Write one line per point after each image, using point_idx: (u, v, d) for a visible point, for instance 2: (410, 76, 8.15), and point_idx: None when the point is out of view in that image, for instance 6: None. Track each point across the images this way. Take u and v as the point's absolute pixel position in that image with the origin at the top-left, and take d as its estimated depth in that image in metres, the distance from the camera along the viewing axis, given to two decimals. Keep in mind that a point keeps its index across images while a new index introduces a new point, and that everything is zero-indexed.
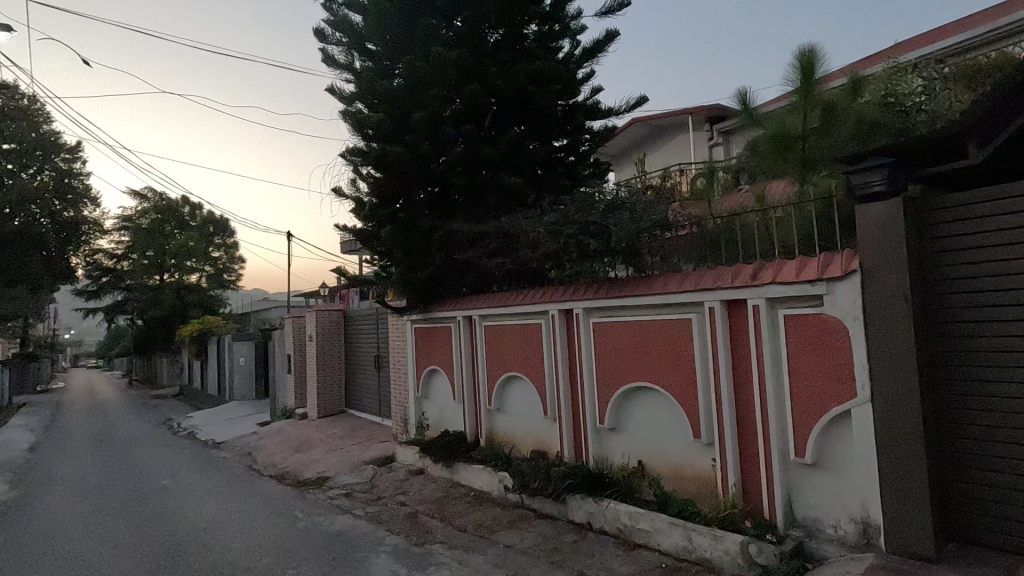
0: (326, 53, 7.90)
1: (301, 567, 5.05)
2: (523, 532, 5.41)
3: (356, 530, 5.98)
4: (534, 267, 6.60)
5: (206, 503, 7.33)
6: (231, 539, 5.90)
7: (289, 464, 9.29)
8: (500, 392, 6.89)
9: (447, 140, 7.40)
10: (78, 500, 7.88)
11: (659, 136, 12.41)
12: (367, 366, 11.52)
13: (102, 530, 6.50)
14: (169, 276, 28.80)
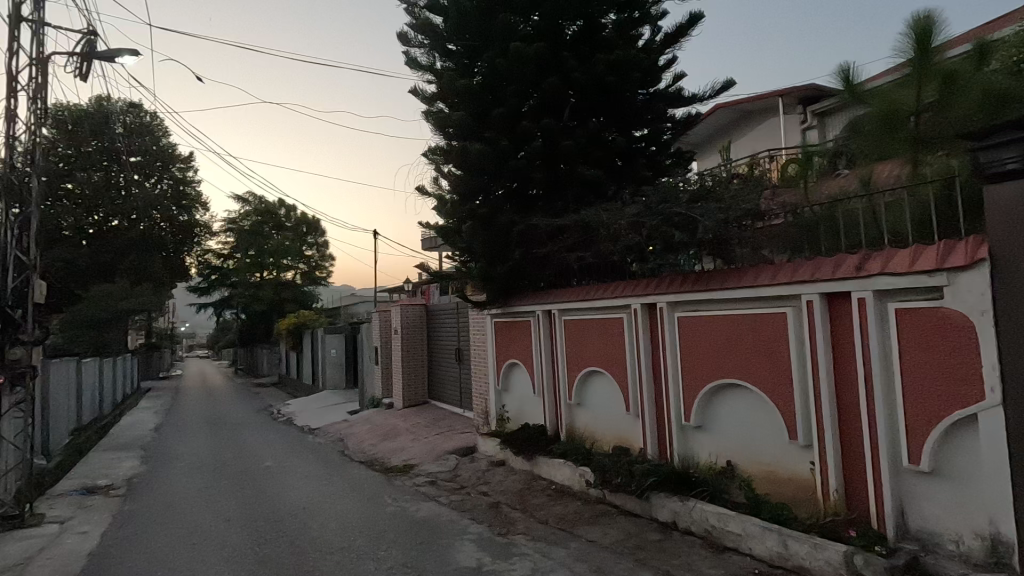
0: (409, 55, 8.13)
1: (390, 550, 5.27)
2: (605, 528, 5.36)
3: (441, 518, 6.17)
4: (615, 260, 6.49)
5: (305, 485, 7.86)
6: (328, 519, 6.29)
7: (377, 451, 9.76)
8: (581, 387, 6.85)
9: (526, 134, 7.41)
10: (196, 477, 8.72)
11: (746, 121, 11.77)
12: (449, 359, 11.86)
13: (216, 504, 7.15)
14: (268, 273, 31.12)
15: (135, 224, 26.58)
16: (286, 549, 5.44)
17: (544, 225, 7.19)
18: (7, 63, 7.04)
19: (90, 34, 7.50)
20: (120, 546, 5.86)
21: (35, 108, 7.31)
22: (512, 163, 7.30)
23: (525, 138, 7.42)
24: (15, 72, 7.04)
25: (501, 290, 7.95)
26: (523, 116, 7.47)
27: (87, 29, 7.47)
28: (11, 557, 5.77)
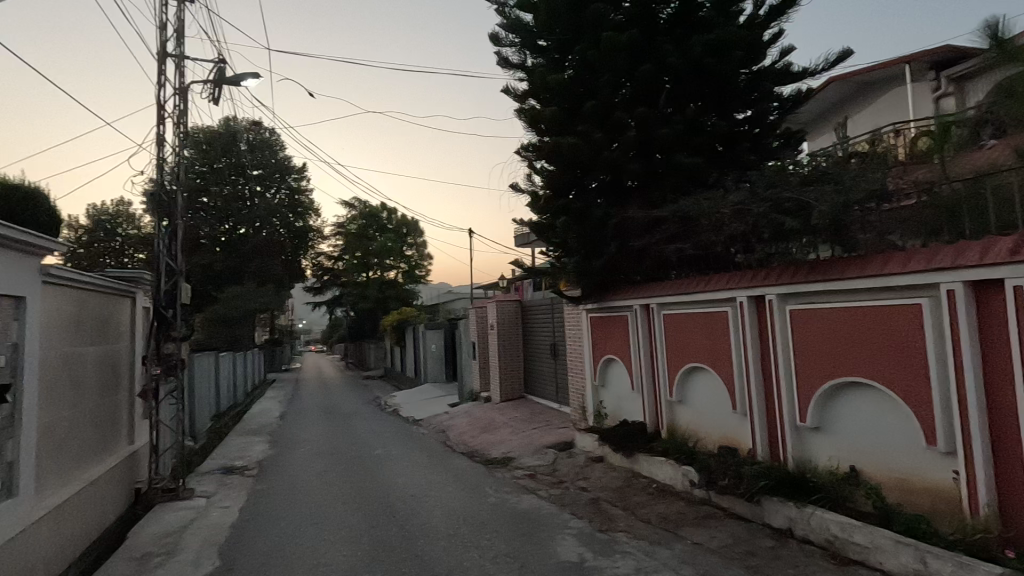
0: (500, 55, 8.20)
1: (493, 539, 5.41)
2: (712, 531, 5.13)
3: (541, 511, 6.23)
4: (718, 251, 6.18)
5: (411, 473, 8.29)
6: (433, 507, 6.58)
7: (477, 443, 10.06)
8: (682, 384, 6.61)
9: (620, 125, 7.24)
10: (316, 461, 9.51)
11: (865, 94, 10.71)
12: (545, 354, 11.95)
13: (334, 487, 7.75)
14: (373, 273, 33.12)
15: (258, 231, 29.41)
16: (396, 533, 5.77)
17: (640, 217, 7.01)
18: (156, 94, 8.06)
19: (219, 63, 8.39)
20: (255, 521, 6.53)
21: (179, 132, 8.31)
22: (606, 155, 7.17)
23: (618, 129, 7.26)
24: (163, 101, 8.05)
25: (597, 284, 7.85)
26: (616, 106, 7.32)
27: (217, 58, 8.35)
28: (170, 525, 6.63)
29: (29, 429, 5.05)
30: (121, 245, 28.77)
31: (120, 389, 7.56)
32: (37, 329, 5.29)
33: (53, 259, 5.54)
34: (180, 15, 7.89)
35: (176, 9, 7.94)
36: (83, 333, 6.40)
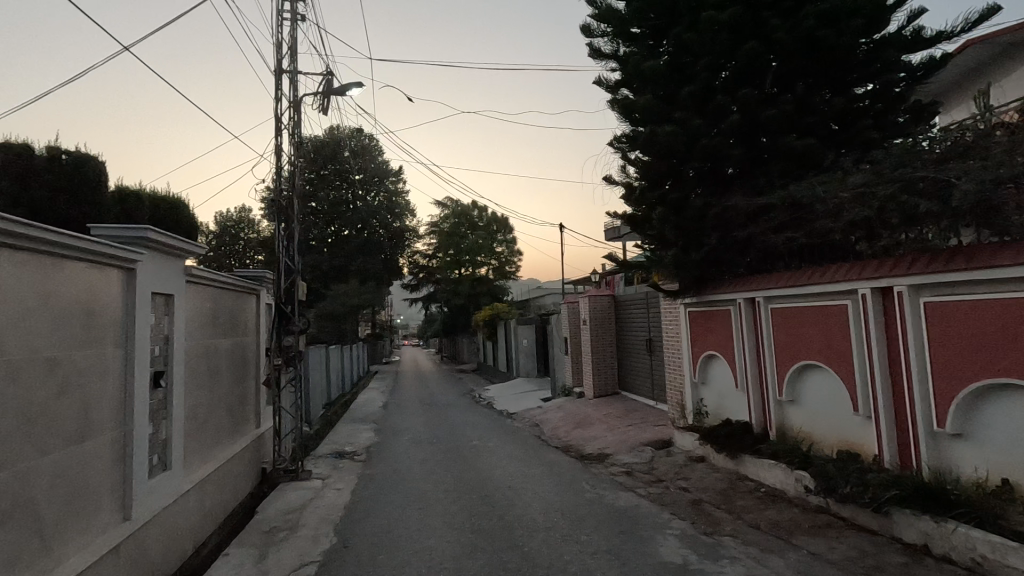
0: (592, 46, 8.09)
1: (592, 535, 5.38)
2: (832, 541, 4.75)
3: (640, 509, 6.10)
4: (835, 239, 5.70)
5: (508, 465, 8.46)
6: (531, 499, 6.67)
7: (572, 438, 10.04)
8: (794, 383, 6.18)
9: (721, 110, 6.88)
10: (418, 450, 9.99)
11: (1014, 55, 9.36)
12: (639, 349, 11.68)
13: (435, 475, 8.10)
14: (465, 270, 34.08)
15: (360, 232, 31.39)
16: (496, 522, 5.91)
17: (744, 206, 6.63)
18: (274, 108, 8.81)
19: (328, 75, 9.02)
20: (366, 503, 6.99)
21: (294, 142, 9.03)
22: (706, 142, 6.86)
23: (719, 114, 6.90)
24: (280, 115, 8.80)
25: (696, 277, 7.52)
26: (717, 90, 6.95)
27: (326, 71, 8.99)
28: (292, 502, 7.26)
29: (178, 412, 5.74)
30: (244, 248, 31.93)
31: (248, 378, 8.38)
32: (183, 324, 5.99)
33: (194, 261, 6.24)
34: (293, 34, 8.56)
35: (290, 28, 8.62)
36: (218, 327, 7.16)
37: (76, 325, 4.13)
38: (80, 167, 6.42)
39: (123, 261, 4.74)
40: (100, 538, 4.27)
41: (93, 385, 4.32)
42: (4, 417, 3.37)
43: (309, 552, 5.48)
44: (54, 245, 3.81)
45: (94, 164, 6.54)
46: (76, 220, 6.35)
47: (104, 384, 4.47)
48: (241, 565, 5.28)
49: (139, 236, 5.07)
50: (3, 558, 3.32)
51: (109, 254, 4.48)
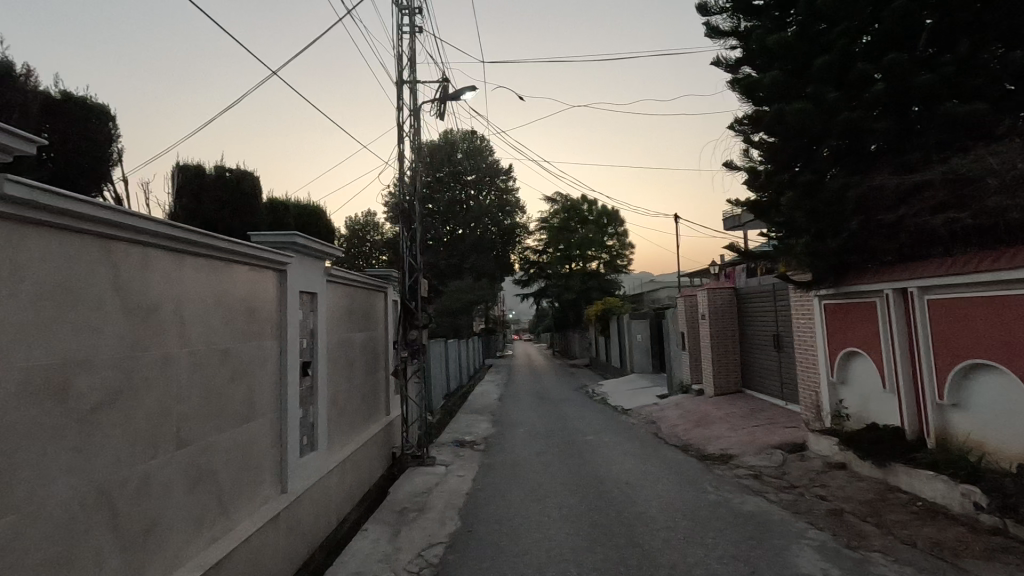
0: (709, 25, 7.67)
1: (718, 539, 5.14)
2: (1012, 569, 4.11)
3: (771, 516, 5.71)
4: (1012, 220, 4.90)
5: (624, 462, 8.32)
6: (650, 497, 6.51)
7: (692, 437, 9.64)
8: (959, 384, 5.42)
9: (862, 80, 6.19)
10: (534, 442, 10.18)
11: None
12: (766, 345, 10.90)
13: (552, 467, 8.21)
14: (575, 265, 34.00)
15: (474, 230, 32.62)
16: (615, 518, 5.86)
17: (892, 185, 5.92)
18: (397, 117, 9.43)
19: (444, 82, 9.47)
20: (487, 490, 7.29)
21: (414, 147, 9.59)
22: (844, 117, 6.21)
23: (860, 84, 6.22)
24: (403, 123, 9.40)
25: (833, 266, 6.86)
26: (856, 58, 6.27)
27: (442, 78, 9.44)
28: (420, 486, 7.77)
29: (323, 399, 6.38)
30: (370, 249, 34.51)
31: (379, 369, 9.08)
32: (325, 319, 6.64)
33: (333, 262, 6.91)
34: (412, 46, 9.09)
35: (409, 40, 9.15)
36: (353, 322, 7.84)
37: (241, 321, 4.74)
38: (240, 182, 7.33)
39: (277, 263, 5.37)
40: (263, 507, 4.89)
41: (256, 373, 4.94)
42: (191, 399, 3.97)
43: (437, 534, 5.82)
44: (224, 251, 4.40)
45: (251, 179, 7.45)
46: (239, 228, 7.28)
47: (264, 372, 5.09)
48: (378, 540, 5.75)
49: (290, 242, 5.71)
50: (192, 518, 3.91)
51: (266, 257, 5.09)
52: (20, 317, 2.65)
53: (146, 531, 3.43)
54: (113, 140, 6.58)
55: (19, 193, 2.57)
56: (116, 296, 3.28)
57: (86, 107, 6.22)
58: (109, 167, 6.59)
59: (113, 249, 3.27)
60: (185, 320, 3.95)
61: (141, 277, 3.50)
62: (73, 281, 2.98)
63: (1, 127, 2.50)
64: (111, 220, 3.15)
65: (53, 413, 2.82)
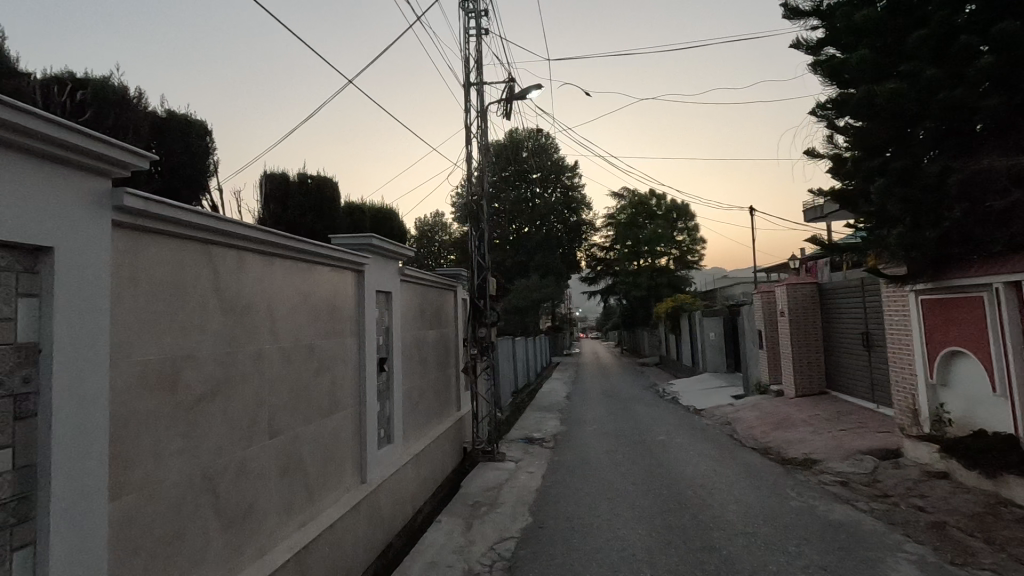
0: (788, 5, 7.26)
1: (803, 548, 4.88)
2: None
3: (862, 526, 5.35)
4: None
5: (698, 463, 8.07)
6: (728, 501, 6.27)
7: (771, 439, 9.19)
8: None
9: (966, 55, 5.65)
10: (603, 441, 10.07)
11: None
12: (854, 344, 10.20)
13: (623, 467, 8.09)
14: (643, 261, 33.27)
15: (539, 228, 32.66)
16: (690, 521, 5.71)
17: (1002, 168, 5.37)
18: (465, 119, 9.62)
19: (510, 82, 9.56)
20: (557, 488, 7.30)
21: (482, 148, 9.75)
22: (945, 96, 5.69)
23: (964, 59, 5.67)
24: (470, 125, 9.58)
25: (933, 258, 6.31)
26: (959, 30, 5.73)
27: (508, 78, 9.53)
28: (491, 481, 7.90)
29: (398, 394, 6.63)
30: (438, 249, 35.38)
31: (450, 366, 9.31)
32: (399, 317, 6.90)
33: (406, 262, 7.15)
34: (479, 48, 9.23)
35: (476, 43, 9.31)
36: (425, 319, 8.08)
37: (324, 318, 5.02)
38: (320, 187, 7.75)
39: (356, 264, 5.63)
40: (346, 495, 5.16)
41: (338, 368, 5.22)
42: (280, 393, 4.25)
43: (509, 528, 5.91)
44: (308, 253, 4.66)
45: (331, 185, 7.86)
46: (320, 231, 7.71)
47: (345, 367, 5.37)
48: (452, 532, 5.91)
49: (367, 244, 5.98)
50: (284, 503, 4.20)
51: (346, 258, 5.34)
52: (137, 317, 2.95)
53: (244, 514, 3.72)
54: (209, 153, 7.23)
55: (137, 205, 2.85)
56: (216, 296, 3.57)
57: (186, 124, 6.91)
58: (207, 177, 7.19)
59: (213, 253, 3.55)
60: (275, 318, 4.23)
61: (237, 278, 3.78)
62: (180, 282, 3.27)
63: (128, 148, 2.78)
64: (211, 227, 3.42)
65: (165, 403, 3.12)
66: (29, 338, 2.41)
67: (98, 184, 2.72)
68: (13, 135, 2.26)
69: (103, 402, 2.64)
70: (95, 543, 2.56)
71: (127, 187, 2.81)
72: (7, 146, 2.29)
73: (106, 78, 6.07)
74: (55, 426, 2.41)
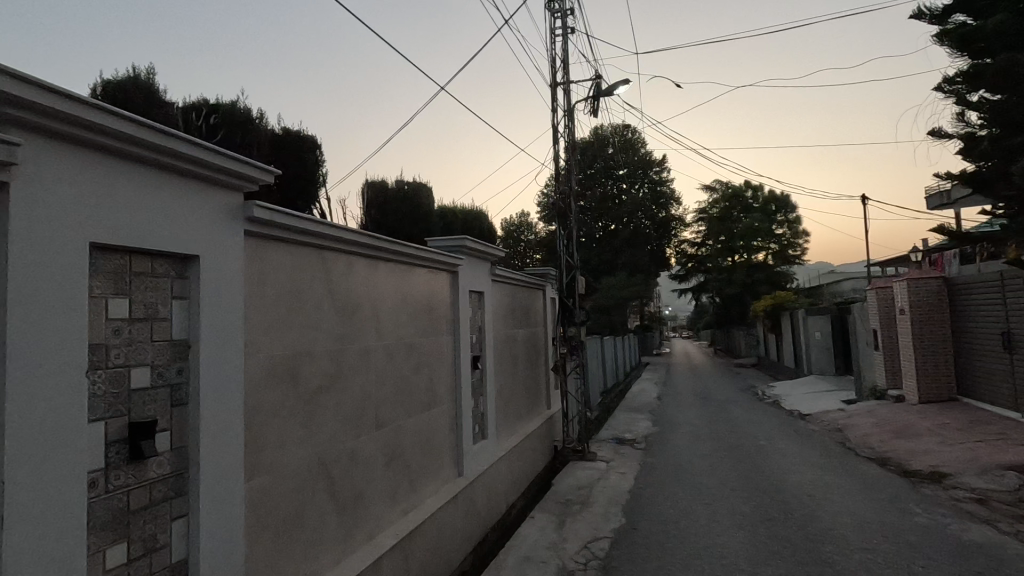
0: None
1: (931, 569, 4.44)
2: None
3: (1005, 550, 4.76)
4: None
5: (805, 471, 7.55)
6: (841, 513, 5.83)
7: (890, 449, 8.40)
8: None
9: None
10: (698, 444, 9.70)
11: None
12: (992, 346, 9.07)
13: (722, 472, 7.74)
14: (739, 257, 31.54)
15: (626, 225, 32.03)
16: (797, 532, 5.36)
17: None
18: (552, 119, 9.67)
19: (597, 78, 9.47)
20: (651, 490, 7.14)
21: (569, 147, 9.74)
22: None
23: None
24: (558, 124, 9.60)
25: None
26: None
27: (595, 75, 9.45)
28: (582, 480, 7.89)
29: (491, 391, 6.81)
30: (524, 248, 35.81)
31: (540, 364, 9.39)
32: (491, 316, 7.08)
33: (497, 262, 7.31)
34: (565, 48, 9.23)
35: (563, 42, 9.31)
36: (515, 318, 8.21)
37: (423, 317, 5.27)
38: (416, 192, 8.13)
39: (450, 265, 5.85)
40: (445, 487, 5.40)
41: (435, 365, 5.45)
42: (385, 387, 4.52)
43: (602, 528, 5.88)
44: (408, 255, 4.92)
45: (425, 191, 8.22)
46: (416, 234, 8.08)
47: (442, 364, 5.60)
48: (545, 528, 5.99)
49: (462, 245, 6.17)
50: (390, 491, 4.47)
51: (441, 259, 5.57)
52: (266, 316, 3.27)
53: (355, 498, 4.01)
54: (319, 164, 7.89)
55: (263, 215, 3.15)
56: (329, 297, 3.87)
57: (299, 138, 7.60)
58: (316, 187, 7.80)
59: (326, 257, 3.85)
60: (380, 317, 4.50)
61: (347, 280, 4.07)
62: (299, 285, 3.58)
63: (255, 164, 3.07)
64: (326, 234, 3.71)
65: (289, 395, 3.43)
66: (181, 336, 2.74)
67: (232, 198, 3.03)
68: (164, 158, 2.55)
69: (238, 393, 2.95)
70: (234, 517, 2.88)
71: (256, 200, 3.12)
72: (165, 170, 2.61)
73: (235, 100, 6.98)
74: (202, 413, 2.74)
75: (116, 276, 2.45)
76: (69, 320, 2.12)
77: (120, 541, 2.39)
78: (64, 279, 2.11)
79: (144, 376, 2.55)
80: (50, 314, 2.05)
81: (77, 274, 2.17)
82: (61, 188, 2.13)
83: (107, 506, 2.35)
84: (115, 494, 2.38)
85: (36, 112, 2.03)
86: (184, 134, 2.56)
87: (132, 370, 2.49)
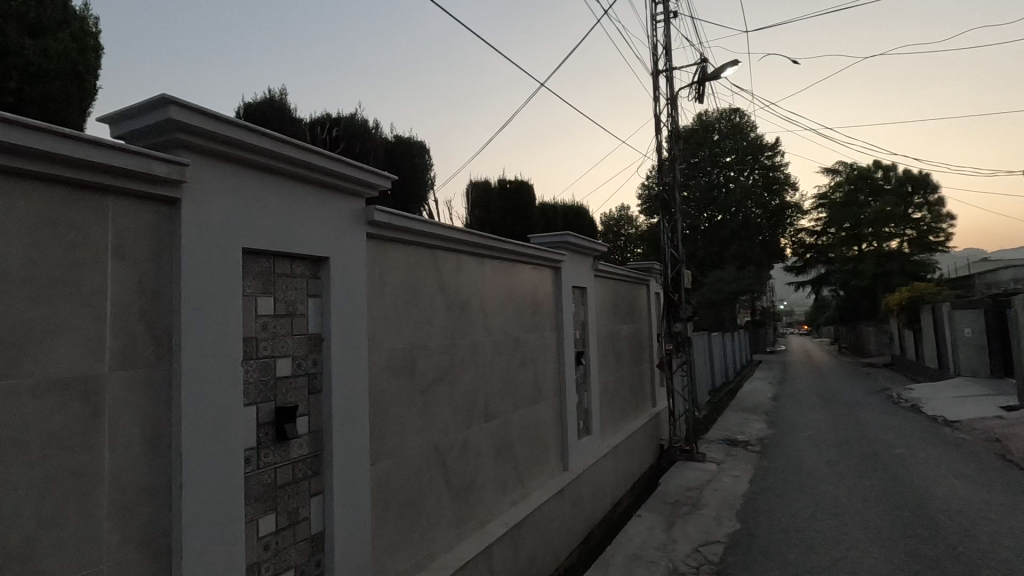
0: None
1: None
2: None
3: None
4: None
5: (954, 485, 6.70)
6: (1000, 535, 5.12)
7: None
8: None
9: None
10: (823, 449, 8.95)
11: None
12: None
13: (851, 481, 7.09)
14: (867, 245, 28.38)
15: (735, 215, 30.23)
16: (944, 553, 4.78)
17: None
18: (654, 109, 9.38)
19: (702, 62, 9.05)
20: (769, 496, 6.72)
21: (673, 135, 9.39)
22: None
23: None
24: (661, 113, 9.30)
25: None
26: None
27: (700, 59, 9.03)
28: (692, 481, 7.60)
29: (595, 386, 6.77)
30: (625, 242, 35.07)
31: (644, 361, 9.17)
32: (594, 311, 7.03)
33: (599, 257, 7.24)
34: (667, 34, 8.91)
35: (664, 28, 9.00)
36: (618, 313, 8.08)
37: (528, 312, 5.37)
38: (518, 191, 8.26)
39: (553, 261, 5.90)
40: (550, 480, 5.46)
41: (540, 360, 5.53)
42: (493, 381, 4.67)
43: (714, 532, 5.63)
44: (512, 252, 5.03)
45: (527, 188, 8.33)
46: (517, 232, 8.23)
47: (546, 359, 5.67)
48: (653, 528, 5.86)
49: (563, 242, 6.19)
50: (498, 481, 4.60)
51: (544, 255, 5.64)
52: (386, 312, 3.51)
53: (467, 486, 4.19)
54: (427, 168, 8.29)
55: (382, 219, 3.39)
56: (441, 293, 4.07)
57: (409, 145, 8.03)
58: (424, 190, 8.19)
59: (437, 256, 4.06)
60: (487, 313, 4.65)
61: (456, 277, 4.25)
62: (414, 283, 3.80)
63: (375, 172, 3.31)
64: (438, 234, 3.91)
65: (406, 386, 3.66)
66: (316, 330, 3.03)
67: (356, 204, 3.29)
68: (299, 170, 2.83)
69: (362, 383, 3.20)
70: (360, 498, 3.14)
71: (376, 205, 3.36)
72: (301, 182, 2.91)
73: (353, 113, 7.54)
74: (334, 400, 3.01)
75: (263, 277, 2.76)
76: (228, 317, 2.43)
77: (270, 512, 2.70)
78: (224, 280, 2.42)
79: (287, 365, 2.85)
80: (213, 313, 2.35)
81: (233, 275, 2.47)
82: (222, 200, 2.44)
83: (259, 481, 2.66)
84: (265, 470, 2.68)
85: (201, 136, 2.35)
86: (316, 148, 2.82)
87: (277, 360, 2.80)
